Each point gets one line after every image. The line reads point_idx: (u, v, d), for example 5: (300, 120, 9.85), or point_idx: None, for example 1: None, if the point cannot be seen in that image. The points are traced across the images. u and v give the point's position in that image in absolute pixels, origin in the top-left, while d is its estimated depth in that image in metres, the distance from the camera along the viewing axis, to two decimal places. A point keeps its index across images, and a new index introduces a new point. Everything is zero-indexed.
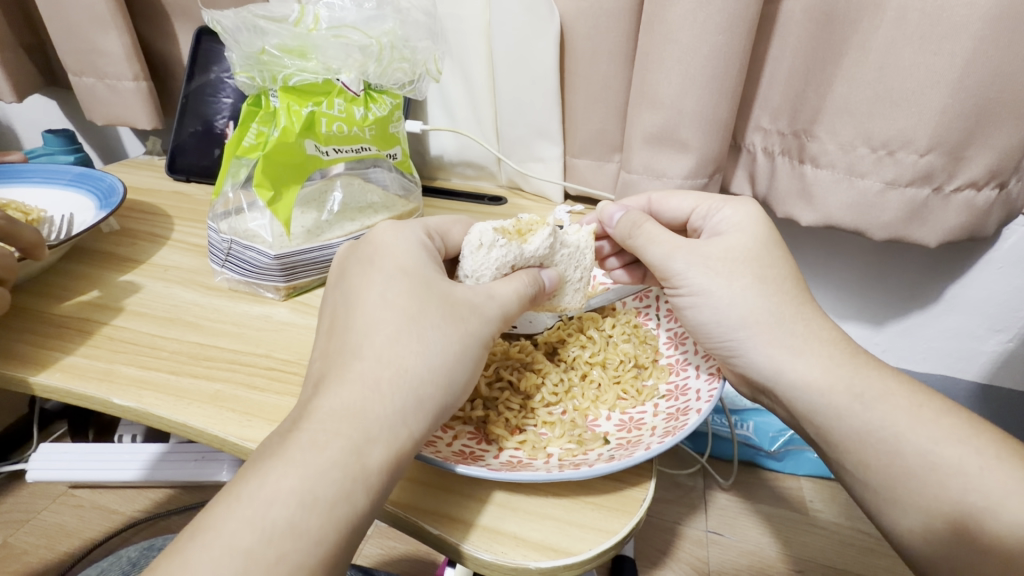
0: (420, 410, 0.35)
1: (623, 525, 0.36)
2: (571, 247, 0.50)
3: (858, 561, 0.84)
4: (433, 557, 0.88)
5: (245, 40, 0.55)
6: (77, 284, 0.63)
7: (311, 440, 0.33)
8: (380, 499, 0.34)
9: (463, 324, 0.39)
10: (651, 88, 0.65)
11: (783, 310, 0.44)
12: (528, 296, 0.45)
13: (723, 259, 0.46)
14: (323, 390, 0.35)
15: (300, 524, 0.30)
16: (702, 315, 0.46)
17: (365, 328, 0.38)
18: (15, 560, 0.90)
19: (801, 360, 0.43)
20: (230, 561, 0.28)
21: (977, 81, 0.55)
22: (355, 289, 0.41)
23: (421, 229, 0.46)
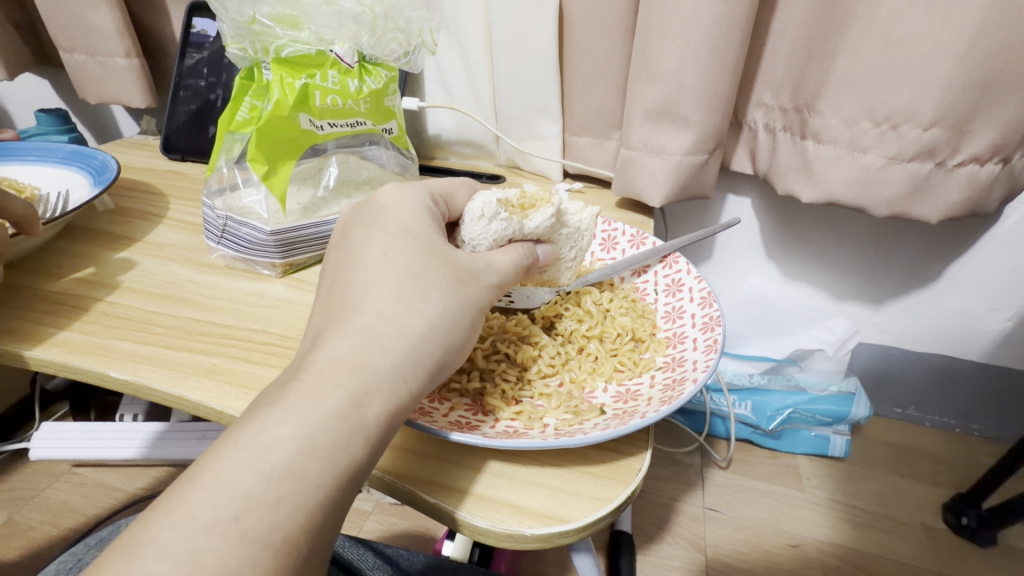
0: (418, 366, 0.36)
1: (620, 493, 0.36)
2: (572, 228, 0.50)
3: (853, 536, 0.85)
4: (432, 533, 0.89)
5: (235, 9, 0.53)
6: (72, 260, 0.62)
7: (311, 390, 0.33)
8: (377, 451, 0.34)
9: (465, 288, 0.40)
10: (651, 61, 0.64)
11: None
12: (522, 268, 0.46)
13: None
14: (321, 340, 0.35)
15: (300, 468, 0.30)
16: None
17: (366, 286, 0.37)
18: (20, 537, 0.92)
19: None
20: (232, 501, 0.28)
21: (985, 51, 0.54)
22: (358, 246, 0.40)
23: (425, 193, 0.46)
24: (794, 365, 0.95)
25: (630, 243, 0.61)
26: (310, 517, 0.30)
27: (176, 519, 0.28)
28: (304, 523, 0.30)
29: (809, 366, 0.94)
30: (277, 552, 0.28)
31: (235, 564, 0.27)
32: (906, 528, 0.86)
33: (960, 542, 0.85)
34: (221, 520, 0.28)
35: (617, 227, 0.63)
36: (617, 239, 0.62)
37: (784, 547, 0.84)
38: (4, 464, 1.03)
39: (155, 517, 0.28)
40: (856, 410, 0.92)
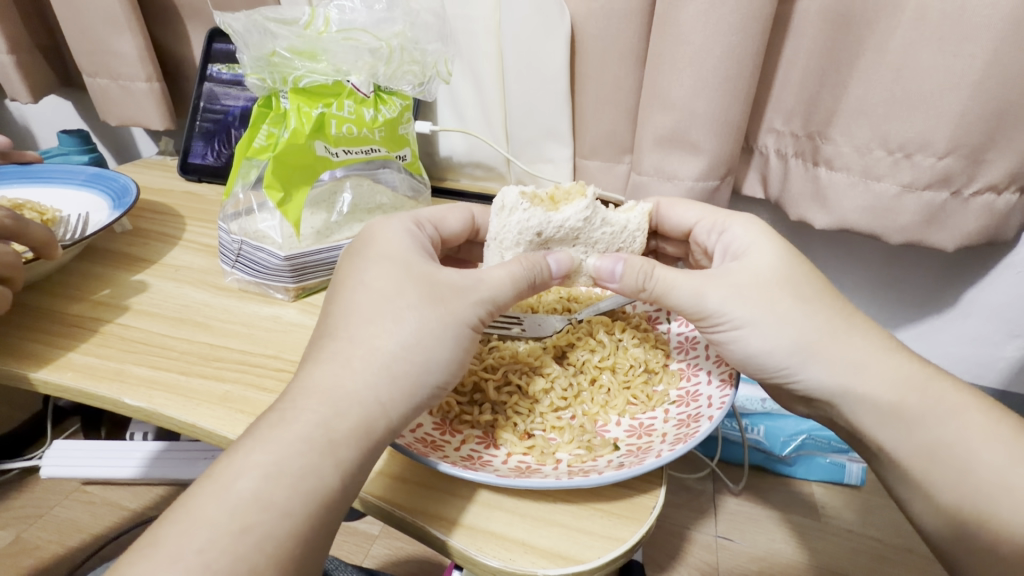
0: (393, 386, 0.35)
1: (633, 533, 0.36)
2: (617, 226, 0.51)
3: (870, 569, 0.83)
4: (438, 558, 0.88)
5: (256, 42, 0.55)
6: (89, 283, 0.63)
7: (282, 417, 0.33)
8: (357, 479, 0.33)
9: (444, 305, 0.38)
10: (662, 88, 0.65)
11: (823, 319, 0.43)
12: (522, 280, 0.43)
13: (758, 286, 0.43)
14: (304, 369, 0.36)
15: (266, 497, 0.30)
16: (749, 348, 0.43)
17: (345, 313, 0.38)
18: (28, 556, 0.92)
19: (827, 374, 0.42)
20: (200, 533, 0.29)
21: (998, 84, 0.54)
22: (342, 277, 0.41)
23: (410, 220, 0.47)
24: None
25: None
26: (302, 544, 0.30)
27: (147, 557, 0.28)
28: (277, 553, 0.30)
29: None
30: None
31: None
32: (927, 561, 0.84)
33: None
34: (184, 554, 0.28)
35: None
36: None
37: None
38: (14, 482, 1.03)
39: (128, 554, 0.29)
40: None
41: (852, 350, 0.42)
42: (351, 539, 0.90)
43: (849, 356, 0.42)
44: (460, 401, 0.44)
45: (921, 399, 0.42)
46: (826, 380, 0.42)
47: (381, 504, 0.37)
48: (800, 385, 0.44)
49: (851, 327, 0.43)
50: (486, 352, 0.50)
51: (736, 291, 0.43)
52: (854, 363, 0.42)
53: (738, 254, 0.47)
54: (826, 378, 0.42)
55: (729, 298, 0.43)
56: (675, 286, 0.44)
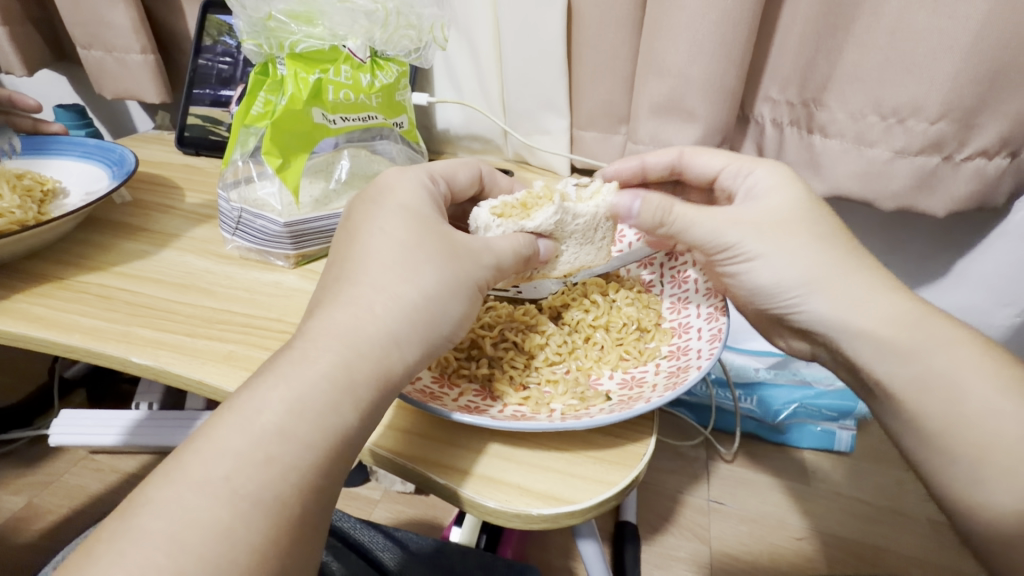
0: (411, 334, 0.37)
1: (624, 477, 0.38)
2: (587, 217, 0.50)
3: (857, 530, 0.86)
4: (439, 521, 0.90)
5: (251, 6, 0.55)
6: (93, 251, 0.64)
7: (302, 356, 0.34)
8: (371, 419, 0.35)
9: (459, 264, 0.40)
10: (658, 55, 0.65)
11: (832, 252, 0.45)
12: (522, 257, 0.46)
13: (776, 221, 0.46)
14: (319, 310, 0.37)
15: (289, 430, 0.31)
16: (759, 279, 0.46)
17: (360, 259, 0.39)
18: (41, 520, 0.95)
19: (831, 306, 0.44)
20: (225, 460, 0.30)
21: (992, 46, 0.54)
22: (358, 223, 0.42)
23: (425, 174, 0.48)
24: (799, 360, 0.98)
25: (636, 238, 0.61)
26: (301, 480, 0.31)
27: (169, 484, 0.29)
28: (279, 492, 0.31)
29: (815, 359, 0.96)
30: (269, 508, 0.30)
31: (226, 518, 0.29)
32: (911, 523, 0.87)
33: None
34: (213, 479, 0.29)
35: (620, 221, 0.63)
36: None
37: (788, 539, 0.85)
38: (24, 450, 1.05)
39: (152, 480, 0.30)
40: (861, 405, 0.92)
41: (851, 282, 0.44)
42: (353, 502, 0.93)
43: (848, 289, 0.44)
44: (458, 356, 0.46)
45: (918, 338, 0.42)
46: (833, 311, 0.44)
47: (387, 454, 0.38)
48: (805, 316, 0.46)
49: (861, 263, 0.45)
50: (483, 313, 0.51)
51: (753, 226, 0.46)
52: (857, 298, 0.44)
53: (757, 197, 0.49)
54: (829, 312, 0.44)
55: (748, 231, 0.45)
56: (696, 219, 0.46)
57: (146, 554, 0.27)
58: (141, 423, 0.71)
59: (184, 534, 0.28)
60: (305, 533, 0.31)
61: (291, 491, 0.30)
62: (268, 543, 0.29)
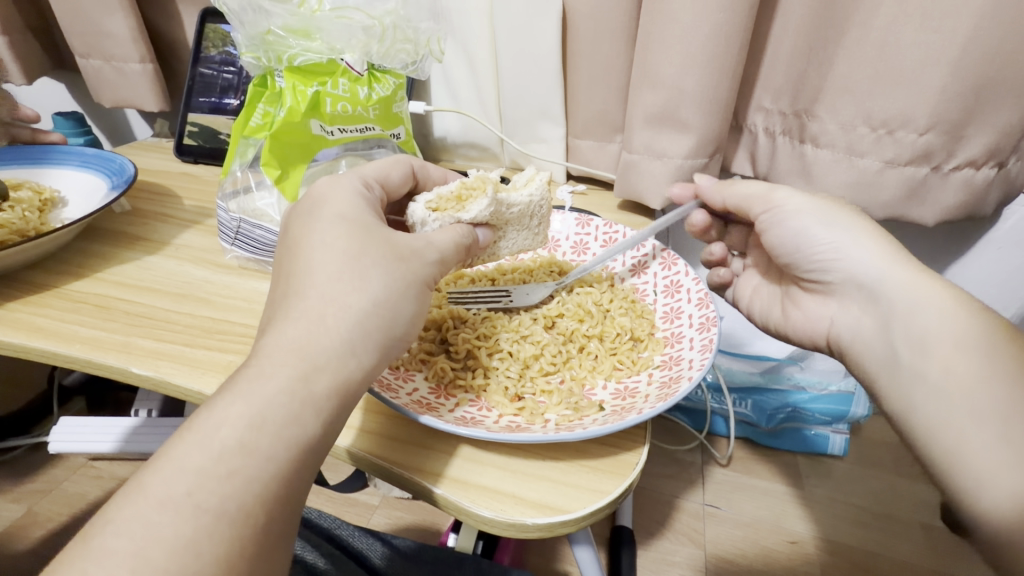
0: (366, 342, 0.36)
1: (617, 486, 0.38)
2: (522, 205, 0.53)
3: (850, 534, 0.87)
4: (436, 526, 0.91)
5: (250, 21, 0.55)
6: (92, 261, 0.65)
7: (258, 372, 0.33)
8: (333, 426, 0.34)
9: (406, 265, 0.40)
10: (652, 67, 0.65)
11: (871, 218, 0.52)
12: (464, 246, 0.47)
13: (821, 191, 0.54)
14: (270, 328, 0.36)
15: (251, 444, 0.31)
16: (797, 238, 0.52)
17: (305, 272, 0.37)
18: (40, 527, 0.95)
19: (873, 255, 0.48)
20: (184, 477, 0.29)
21: (977, 59, 0.55)
22: (297, 238, 0.40)
23: (358, 180, 0.46)
24: (792, 365, 0.97)
25: (630, 245, 0.62)
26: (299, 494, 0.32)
27: (135, 500, 0.28)
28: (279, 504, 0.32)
29: (809, 365, 0.96)
30: (234, 521, 0.29)
31: (189, 535, 0.27)
32: (904, 527, 0.88)
33: (958, 542, 0.87)
34: (173, 496, 0.28)
35: (618, 228, 0.63)
36: (587, 242, 0.65)
37: (782, 543, 0.86)
38: (23, 457, 1.06)
39: (114, 500, 0.28)
40: (854, 409, 0.93)
41: (890, 242, 0.49)
42: (351, 508, 0.93)
43: (875, 249, 0.48)
44: (454, 366, 0.47)
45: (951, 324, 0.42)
46: (871, 261, 0.48)
47: (369, 458, 0.39)
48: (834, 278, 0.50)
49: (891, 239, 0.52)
50: (480, 323, 0.52)
51: (807, 197, 0.53)
52: (900, 257, 0.47)
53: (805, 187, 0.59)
54: (858, 271, 0.48)
55: (798, 189, 0.53)
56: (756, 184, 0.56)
57: (110, 569, 0.26)
58: (138, 428, 0.69)
59: (148, 550, 0.26)
60: (272, 544, 0.30)
61: (279, 503, 0.31)
62: (234, 555, 0.28)
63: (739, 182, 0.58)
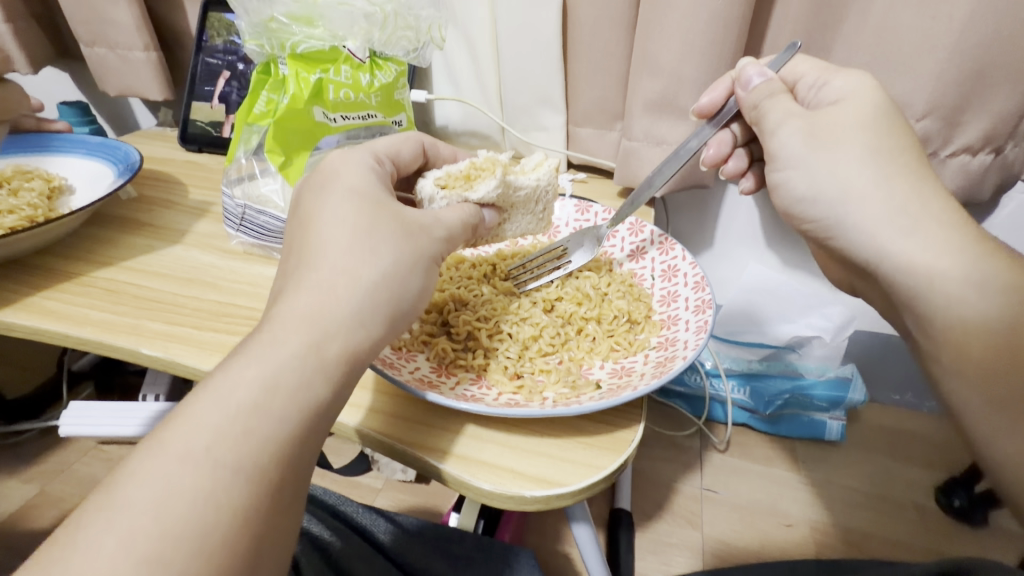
0: (375, 312, 0.37)
1: (612, 461, 0.40)
2: (528, 188, 0.55)
3: (846, 517, 0.88)
4: (439, 508, 0.93)
5: (254, 8, 0.56)
6: (101, 246, 0.66)
7: (271, 337, 0.34)
8: (344, 389, 0.35)
9: (415, 241, 0.41)
10: (652, 54, 0.66)
11: (883, 164, 0.44)
12: (470, 225, 0.49)
13: (831, 130, 0.46)
14: (282, 297, 0.36)
15: (264, 406, 0.32)
16: (798, 189, 0.48)
17: (317, 246, 0.38)
18: (52, 507, 0.97)
19: (879, 204, 0.44)
20: (203, 434, 0.30)
21: (975, 45, 0.55)
22: (310, 212, 0.41)
23: (369, 155, 0.47)
24: (791, 352, 0.98)
25: (628, 233, 0.63)
26: (306, 464, 0.33)
27: (157, 456, 0.29)
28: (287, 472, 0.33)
29: (806, 353, 0.96)
30: (250, 478, 0.30)
31: (207, 488, 0.28)
32: (900, 510, 0.89)
33: (953, 524, 0.88)
34: (187, 459, 0.29)
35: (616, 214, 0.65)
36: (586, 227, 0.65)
37: (779, 526, 0.87)
38: (34, 440, 1.08)
39: (137, 454, 0.30)
40: (851, 395, 0.94)
41: (893, 199, 0.43)
42: (355, 491, 0.95)
43: (887, 194, 0.44)
44: (455, 347, 0.48)
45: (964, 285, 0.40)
46: (871, 228, 0.44)
47: (371, 434, 0.41)
48: (839, 235, 0.47)
49: (919, 179, 0.44)
50: (480, 305, 0.53)
51: (808, 136, 0.47)
52: (906, 222, 0.43)
53: (834, 101, 0.48)
54: (860, 227, 0.45)
55: (793, 139, 0.47)
56: (780, 108, 0.49)
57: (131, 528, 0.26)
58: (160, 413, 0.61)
59: (167, 504, 0.28)
60: (284, 506, 0.31)
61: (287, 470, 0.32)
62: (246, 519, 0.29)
63: (766, 106, 0.50)
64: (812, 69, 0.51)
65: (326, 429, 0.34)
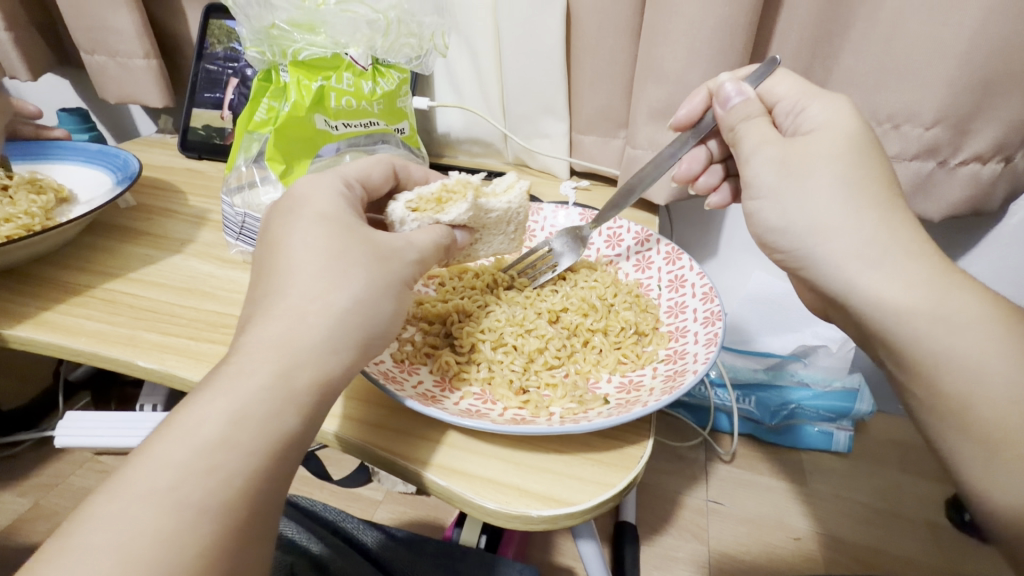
0: (347, 339, 0.36)
1: (622, 479, 0.38)
2: (500, 211, 0.54)
3: (854, 530, 0.87)
4: (440, 521, 0.91)
5: (255, 15, 0.55)
6: (98, 256, 0.65)
7: (238, 369, 0.33)
8: (316, 418, 0.35)
9: (385, 265, 0.40)
10: (657, 62, 0.65)
11: (855, 195, 0.41)
12: (442, 247, 0.48)
13: (803, 158, 0.43)
14: (249, 325, 0.35)
15: (231, 439, 0.31)
16: (769, 219, 0.45)
17: (285, 272, 0.37)
18: (46, 521, 0.95)
19: (847, 236, 0.41)
20: (169, 472, 0.29)
21: (985, 53, 0.55)
22: (277, 238, 0.39)
23: (338, 180, 0.45)
24: (796, 362, 0.96)
25: (634, 241, 0.62)
26: None
27: (115, 496, 0.28)
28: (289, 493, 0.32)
29: (813, 363, 0.95)
30: (217, 515, 0.29)
31: (171, 529, 0.27)
32: (908, 523, 0.88)
33: (961, 538, 0.87)
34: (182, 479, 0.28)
35: (622, 224, 0.64)
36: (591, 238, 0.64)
37: (786, 540, 0.86)
38: (29, 452, 1.06)
39: (97, 496, 0.28)
40: (859, 406, 0.93)
41: (863, 231, 0.41)
42: (356, 503, 0.94)
43: (858, 227, 0.41)
44: (459, 360, 0.47)
45: (938, 308, 0.39)
46: (839, 261, 0.42)
47: (371, 449, 0.40)
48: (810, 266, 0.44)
49: (891, 209, 0.41)
50: (484, 316, 0.52)
51: (782, 163, 0.44)
52: (875, 252, 0.41)
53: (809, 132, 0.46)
54: (830, 262, 0.42)
55: (766, 167, 0.45)
56: (757, 131, 0.47)
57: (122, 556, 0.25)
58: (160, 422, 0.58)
59: (131, 544, 0.26)
60: (255, 535, 0.31)
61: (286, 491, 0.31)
62: None
63: (743, 130, 0.48)
64: (792, 90, 0.48)
65: (297, 462, 0.34)
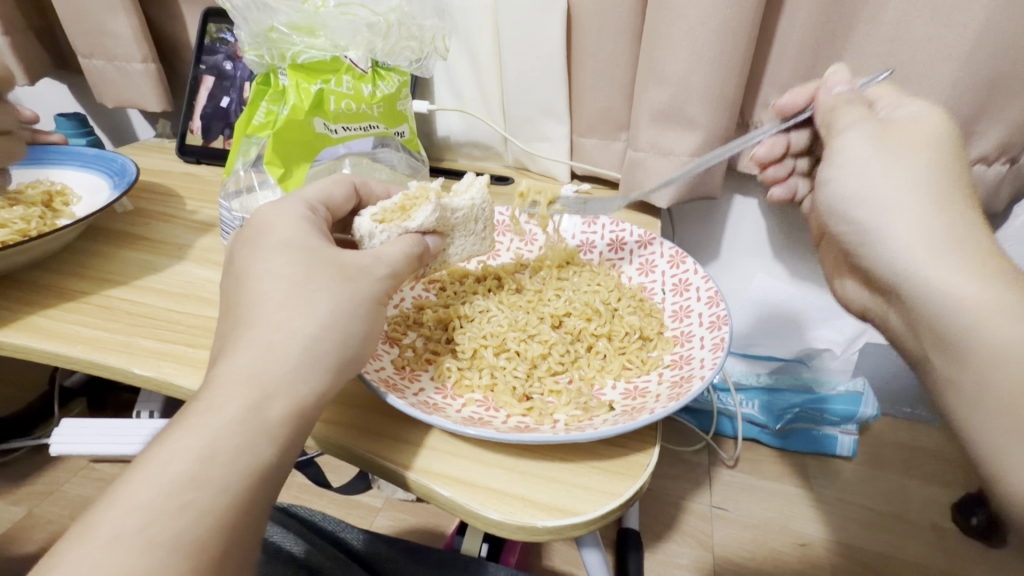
0: (318, 365, 0.35)
1: (628, 487, 0.37)
2: (465, 208, 0.52)
3: (860, 535, 0.86)
4: (441, 528, 0.90)
5: (254, 18, 0.55)
6: (94, 261, 0.64)
7: (209, 405, 0.32)
8: (288, 451, 0.34)
9: (352, 284, 0.39)
10: (658, 64, 0.65)
11: (940, 188, 0.41)
12: (414, 257, 0.47)
13: (902, 139, 0.43)
14: (218, 360, 0.35)
15: (205, 474, 0.30)
16: (843, 189, 0.46)
17: (252, 302, 0.36)
18: (42, 529, 0.94)
19: (910, 225, 0.41)
20: (136, 513, 0.28)
21: (988, 54, 0.54)
22: (241, 270, 0.39)
23: (301, 204, 0.44)
24: (800, 366, 0.98)
25: (637, 244, 0.61)
26: None
27: (83, 540, 0.28)
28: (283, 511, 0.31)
29: (820, 365, 0.96)
30: (189, 555, 0.28)
31: (142, 570, 0.27)
32: (915, 528, 0.87)
33: (967, 542, 0.86)
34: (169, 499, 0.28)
35: (624, 227, 0.63)
36: (594, 240, 0.64)
37: (791, 545, 0.85)
38: (24, 459, 1.05)
39: (70, 539, 0.28)
40: (862, 410, 0.93)
41: (933, 215, 0.40)
42: (355, 511, 0.93)
43: (928, 215, 0.40)
44: (460, 366, 0.47)
45: (995, 293, 0.36)
46: (904, 238, 0.41)
47: (371, 458, 0.39)
48: (871, 232, 0.44)
49: (972, 211, 0.41)
50: (486, 321, 0.51)
51: (874, 145, 0.44)
52: (937, 243, 0.39)
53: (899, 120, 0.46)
54: (901, 239, 0.41)
55: (857, 142, 0.45)
56: (849, 114, 0.47)
57: None
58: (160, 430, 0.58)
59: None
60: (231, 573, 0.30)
61: None
62: None
63: (839, 111, 0.47)
64: (895, 93, 0.48)
65: (272, 498, 0.33)
